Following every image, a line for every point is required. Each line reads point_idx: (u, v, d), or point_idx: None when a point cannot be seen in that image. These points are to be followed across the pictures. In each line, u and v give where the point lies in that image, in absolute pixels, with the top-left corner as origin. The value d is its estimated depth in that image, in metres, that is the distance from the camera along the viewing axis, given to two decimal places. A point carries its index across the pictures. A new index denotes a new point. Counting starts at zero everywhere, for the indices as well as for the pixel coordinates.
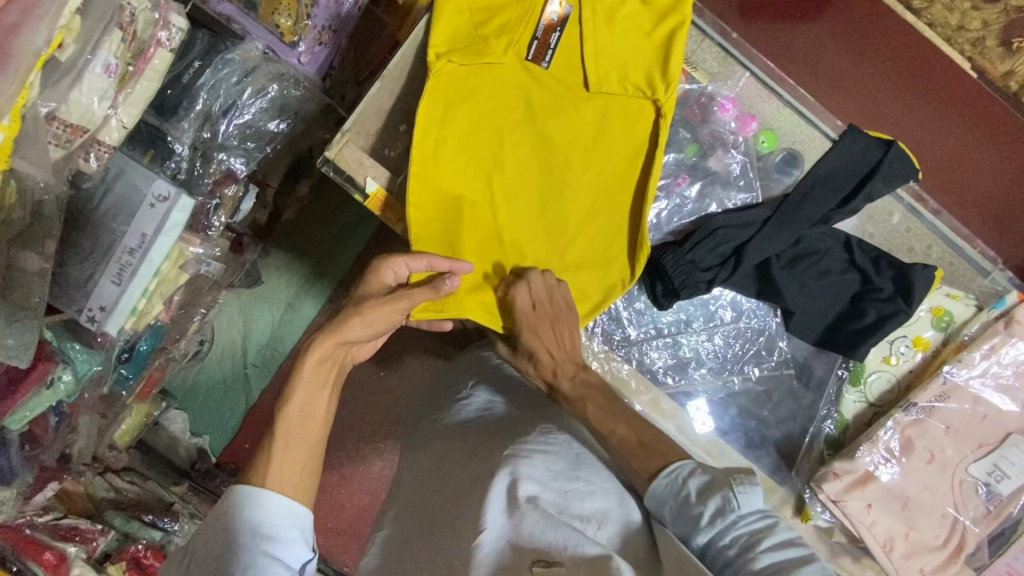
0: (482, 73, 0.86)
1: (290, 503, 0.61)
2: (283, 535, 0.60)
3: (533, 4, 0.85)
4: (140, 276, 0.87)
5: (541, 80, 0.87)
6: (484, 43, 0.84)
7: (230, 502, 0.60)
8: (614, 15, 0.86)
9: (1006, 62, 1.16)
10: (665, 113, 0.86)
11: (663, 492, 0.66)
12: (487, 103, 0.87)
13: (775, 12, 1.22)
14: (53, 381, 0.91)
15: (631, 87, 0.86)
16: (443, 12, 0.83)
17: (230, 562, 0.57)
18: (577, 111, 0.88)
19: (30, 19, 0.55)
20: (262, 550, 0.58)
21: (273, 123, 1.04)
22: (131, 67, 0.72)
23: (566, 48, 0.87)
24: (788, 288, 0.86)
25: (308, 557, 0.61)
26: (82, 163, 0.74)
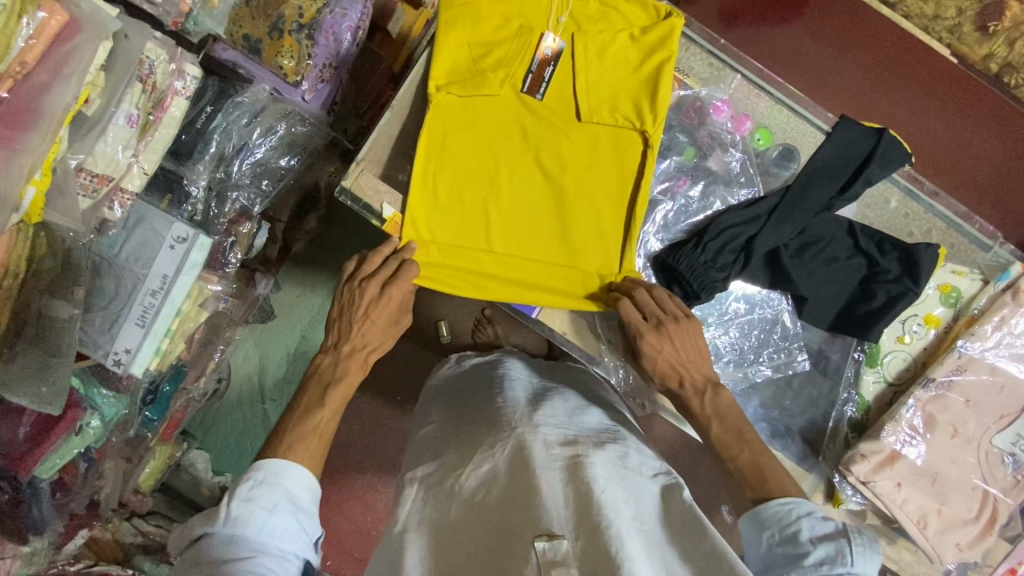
0: (479, 105, 0.90)
1: (310, 480, 0.67)
2: (308, 508, 0.65)
3: (529, 39, 0.89)
4: (163, 315, 0.91)
5: (535, 112, 0.91)
6: (482, 77, 0.88)
7: (266, 470, 0.65)
8: (606, 49, 0.90)
9: (984, 46, 1.15)
10: (650, 142, 0.89)
11: (772, 515, 0.67)
12: (483, 134, 0.91)
13: (756, 17, 1.28)
14: (82, 428, 0.93)
15: (621, 117, 0.90)
16: (443, 50, 0.89)
17: (253, 534, 0.60)
18: (569, 141, 0.91)
19: (59, 78, 0.58)
20: (292, 517, 0.63)
21: (284, 159, 1.07)
22: (151, 116, 0.74)
23: (559, 81, 0.91)
24: (797, 277, 0.87)
25: (320, 535, 0.66)
26: (107, 213, 0.77)
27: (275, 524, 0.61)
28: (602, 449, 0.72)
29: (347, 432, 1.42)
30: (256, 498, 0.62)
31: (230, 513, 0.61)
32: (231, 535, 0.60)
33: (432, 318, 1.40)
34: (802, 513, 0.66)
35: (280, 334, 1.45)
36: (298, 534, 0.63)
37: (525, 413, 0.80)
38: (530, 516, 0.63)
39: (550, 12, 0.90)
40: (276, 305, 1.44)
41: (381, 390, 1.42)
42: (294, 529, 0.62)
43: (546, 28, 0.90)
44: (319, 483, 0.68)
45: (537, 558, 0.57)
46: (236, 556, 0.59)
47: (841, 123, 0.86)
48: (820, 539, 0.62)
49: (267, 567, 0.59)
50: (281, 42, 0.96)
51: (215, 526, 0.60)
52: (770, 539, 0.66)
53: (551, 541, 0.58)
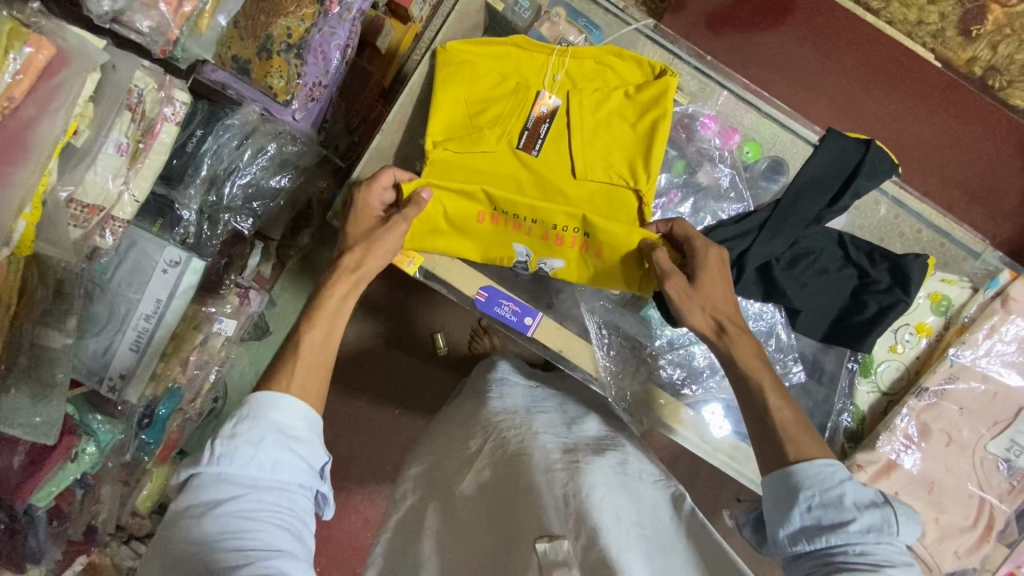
0: (476, 161, 0.91)
1: (305, 409, 0.65)
2: (303, 436, 0.64)
3: (525, 98, 0.91)
4: (157, 341, 0.92)
5: (531, 167, 0.91)
6: (478, 133, 0.90)
7: (251, 406, 0.63)
8: (600, 106, 0.91)
9: (968, 49, 1.14)
10: (645, 203, 0.89)
11: (812, 475, 0.63)
12: (480, 186, 0.91)
13: (743, 24, 1.29)
14: (77, 454, 0.92)
15: (616, 175, 0.90)
16: (440, 106, 0.89)
17: (242, 472, 0.59)
18: (565, 196, 0.91)
19: (47, 111, 0.58)
20: (287, 448, 0.61)
21: (275, 179, 1.07)
22: (141, 143, 0.74)
23: (555, 138, 0.91)
24: (790, 292, 0.88)
25: (325, 460, 0.65)
26: (98, 240, 0.76)
27: (266, 458, 0.60)
28: (600, 456, 0.74)
29: (345, 448, 1.41)
30: (241, 435, 0.60)
31: (214, 453, 0.60)
32: (219, 473, 0.59)
33: (427, 330, 1.40)
34: (844, 477, 0.62)
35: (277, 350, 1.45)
36: (296, 464, 0.62)
37: (523, 420, 0.83)
38: (527, 524, 0.63)
39: (546, 70, 0.91)
40: (271, 322, 1.44)
41: (379, 406, 1.42)
42: (290, 459, 0.61)
43: (541, 86, 0.91)
44: (316, 413, 0.67)
45: (539, 559, 0.56)
46: (229, 492, 0.59)
47: (828, 137, 0.87)
48: (866, 505, 0.59)
49: (267, 501, 0.59)
50: (269, 63, 0.94)
51: (202, 467, 0.59)
52: (807, 501, 0.62)
53: (551, 542, 0.57)
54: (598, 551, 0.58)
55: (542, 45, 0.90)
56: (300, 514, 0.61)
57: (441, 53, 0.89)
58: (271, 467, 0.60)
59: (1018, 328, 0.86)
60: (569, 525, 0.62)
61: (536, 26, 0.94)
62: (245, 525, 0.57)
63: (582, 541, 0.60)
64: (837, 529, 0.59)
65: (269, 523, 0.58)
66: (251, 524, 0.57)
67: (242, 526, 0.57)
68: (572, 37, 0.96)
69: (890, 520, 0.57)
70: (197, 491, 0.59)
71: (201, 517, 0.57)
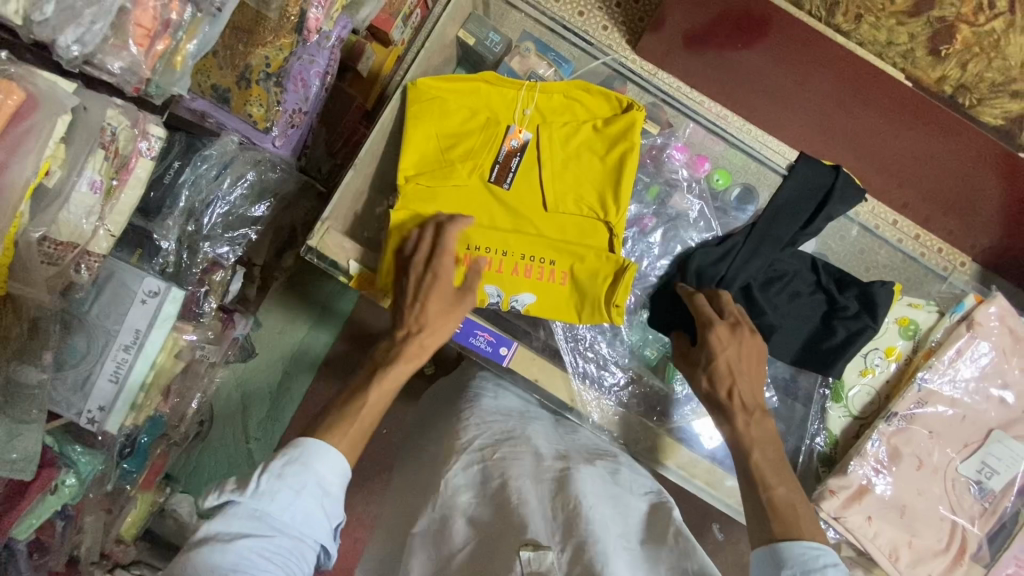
0: (449, 194, 0.92)
1: (342, 465, 0.69)
2: (335, 492, 0.68)
3: (496, 132, 0.93)
4: (136, 371, 0.91)
5: (503, 200, 0.92)
6: (450, 168, 0.91)
7: (300, 450, 0.67)
8: (569, 140, 0.94)
9: (938, 69, 1.08)
10: (616, 234, 0.91)
11: (795, 558, 0.63)
12: (454, 217, 0.91)
13: (717, 44, 1.32)
14: (58, 486, 0.93)
15: (586, 208, 0.92)
16: (412, 141, 0.91)
17: (274, 515, 0.63)
18: (537, 228, 0.92)
19: (17, 154, 0.58)
20: (318, 501, 0.66)
21: (255, 208, 1.09)
22: (115, 180, 0.73)
23: (526, 171, 0.93)
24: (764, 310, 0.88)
25: (341, 521, 0.69)
26: (74, 275, 0.75)
27: (300, 506, 0.64)
28: (591, 467, 0.76)
29: None
30: (287, 476, 0.65)
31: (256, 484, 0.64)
32: (258, 509, 0.63)
33: None
34: (827, 562, 0.63)
35: (262, 373, 1.45)
36: (320, 518, 0.66)
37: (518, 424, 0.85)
38: (516, 523, 0.66)
39: (516, 105, 0.94)
40: (257, 344, 1.43)
41: None
42: (317, 514, 0.65)
43: (512, 120, 0.94)
44: (350, 470, 0.71)
45: (522, 566, 0.60)
46: (258, 528, 0.63)
47: (796, 167, 0.88)
48: None
49: (286, 546, 0.63)
50: (249, 91, 0.95)
51: (244, 497, 0.63)
52: None
53: (535, 551, 0.61)
54: (586, 556, 0.62)
55: (512, 81, 0.94)
56: (305, 566, 0.65)
57: (413, 89, 0.91)
58: (303, 515, 0.65)
59: (982, 353, 0.86)
60: (558, 535, 0.65)
61: (507, 59, 0.97)
62: (262, 566, 0.61)
63: (567, 553, 0.63)
64: None
65: (281, 570, 0.62)
66: (265, 567, 0.61)
67: (257, 566, 0.61)
68: (542, 70, 0.98)
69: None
70: (230, 519, 0.63)
71: (223, 546, 0.61)
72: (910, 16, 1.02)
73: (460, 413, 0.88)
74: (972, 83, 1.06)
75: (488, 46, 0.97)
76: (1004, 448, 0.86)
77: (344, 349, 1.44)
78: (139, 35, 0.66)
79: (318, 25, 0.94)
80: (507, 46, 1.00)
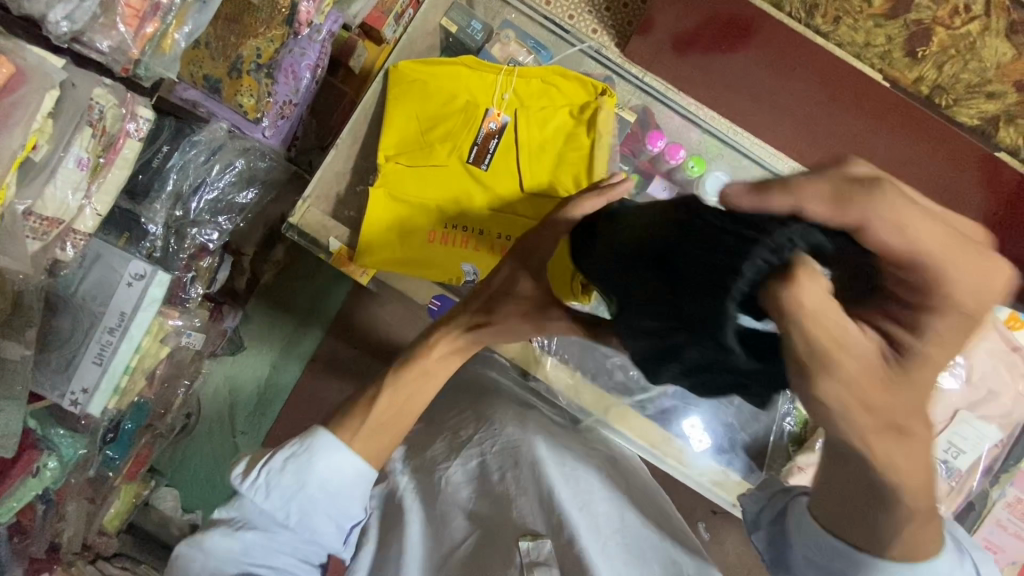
0: (428, 172, 0.96)
1: (358, 466, 0.65)
2: (347, 492, 0.65)
3: (474, 115, 0.96)
4: (121, 353, 0.92)
5: (481, 180, 0.96)
6: (430, 149, 0.96)
7: (307, 448, 0.64)
8: (547, 123, 0.97)
9: (914, 69, 1.09)
10: None
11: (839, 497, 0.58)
12: (434, 195, 0.96)
13: (704, 47, 1.34)
14: (40, 469, 0.92)
15: (562, 188, 0.96)
16: (392, 123, 0.96)
17: (279, 515, 0.62)
18: (514, 208, 0.96)
19: (3, 127, 0.60)
20: (321, 507, 0.63)
21: (243, 195, 1.08)
22: (102, 158, 0.75)
23: (504, 152, 0.97)
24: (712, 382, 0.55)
25: (359, 518, 0.67)
26: (59, 253, 0.78)
27: (303, 512, 0.62)
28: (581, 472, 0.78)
29: None
30: (289, 479, 0.62)
31: (264, 476, 0.62)
32: (261, 508, 0.62)
33: None
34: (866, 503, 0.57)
35: (250, 366, 1.45)
36: (327, 522, 0.64)
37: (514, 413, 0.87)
38: (516, 516, 0.73)
39: (495, 89, 0.97)
40: (245, 337, 1.44)
41: None
42: (323, 518, 0.64)
43: (490, 104, 0.97)
44: (368, 467, 0.67)
45: (522, 558, 0.66)
46: (264, 525, 0.63)
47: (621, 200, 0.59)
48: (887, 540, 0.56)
49: (291, 543, 0.63)
50: (240, 82, 0.99)
51: (247, 495, 0.62)
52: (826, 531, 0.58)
53: (534, 541, 0.68)
54: (576, 549, 0.68)
55: (490, 66, 0.97)
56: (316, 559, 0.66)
57: (394, 72, 0.95)
58: (313, 513, 0.63)
59: None
60: (543, 521, 0.72)
61: (488, 46, 1.00)
62: (269, 559, 0.62)
63: (561, 542, 0.69)
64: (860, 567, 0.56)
65: (287, 562, 0.63)
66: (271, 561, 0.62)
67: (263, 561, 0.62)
68: (521, 57, 1.01)
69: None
70: (239, 514, 0.63)
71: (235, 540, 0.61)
72: (887, 18, 1.02)
73: (462, 406, 0.92)
74: (947, 84, 1.07)
75: (469, 33, 0.98)
76: (969, 428, 0.92)
77: (334, 341, 1.46)
78: (128, 15, 0.67)
79: (309, 18, 0.97)
80: (489, 33, 1.01)
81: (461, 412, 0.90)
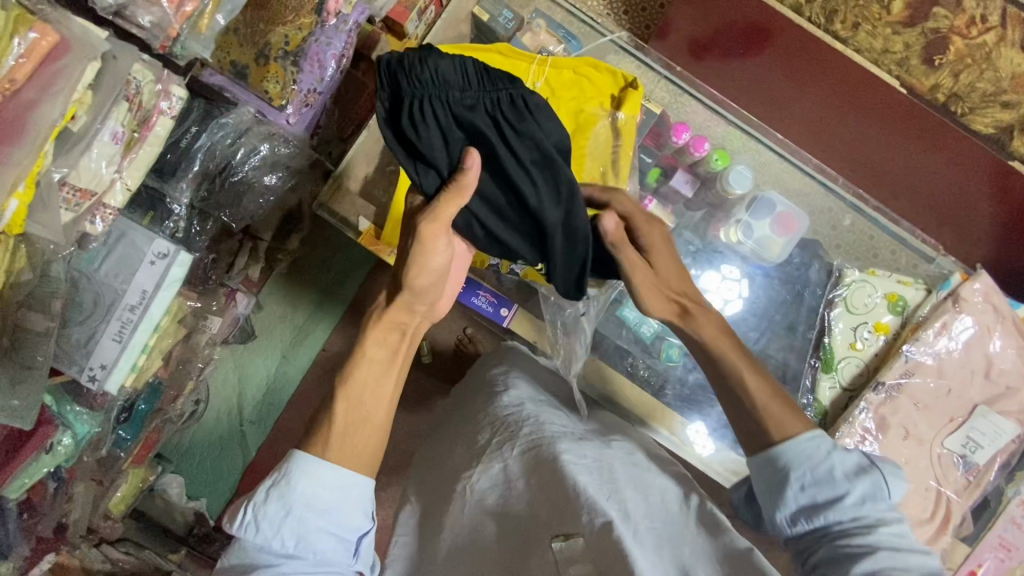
0: None
1: (352, 477, 0.65)
2: (344, 505, 0.64)
3: None
4: (140, 331, 0.92)
5: None
6: None
7: (289, 470, 0.63)
8: (577, 114, 0.97)
9: (930, 77, 1.10)
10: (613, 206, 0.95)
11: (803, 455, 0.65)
12: None
13: (723, 52, 1.34)
14: (53, 446, 0.92)
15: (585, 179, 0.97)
16: None
17: (277, 543, 0.61)
18: None
19: (46, 95, 0.61)
20: (316, 527, 0.62)
21: (267, 177, 1.11)
22: (136, 134, 0.77)
23: None
24: (542, 125, 0.75)
25: (366, 528, 0.65)
26: (88, 227, 0.79)
27: (299, 534, 0.62)
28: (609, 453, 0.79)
29: None
30: (273, 504, 0.62)
31: (251, 511, 0.62)
32: (258, 544, 0.62)
33: None
34: (829, 450, 0.65)
35: (261, 354, 1.45)
36: (329, 541, 0.63)
37: (531, 412, 0.87)
38: (547, 517, 0.71)
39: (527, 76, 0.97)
40: (257, 326, 1.44)
41: None
42: (324, 540, 0.62)
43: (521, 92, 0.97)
44: (362, 477, 0.66)
45: (556, 556, 0.66)
46: (265, 561, 0.62)
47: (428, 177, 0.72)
48: (854, 475, 0.63)
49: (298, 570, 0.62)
50: (266, 68, 0.98)
51: (240, 532, 0.62)
52: (798, 480, 0.65)
53: (566, 542, 0.67)
54: (614, 534, 0.64)
55: (524, 54, 0.97)
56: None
57: None
58: (309, 535, 0.62)
59: (967, 327, 0.95)
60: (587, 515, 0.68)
61: (519, 34, 1.02)
62: None
63: (595, 528, 0.66)
64: (831, 504, 0.63)
65: None
66: None
67: None
68: (552, 46, 1.04)
69: (880, 484, 0.63)
70: (241, 553, 0.63)
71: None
72: (905, 25, 1.08)
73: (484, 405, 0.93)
74: (965, 91, 1.08)
75: (501, 22, 1.02)
76: (987, 422, 0.93)
77: (348, 330, 1.47)
78: None
79: (338, 9, 1.00)
80: (520, 23, 1.05)
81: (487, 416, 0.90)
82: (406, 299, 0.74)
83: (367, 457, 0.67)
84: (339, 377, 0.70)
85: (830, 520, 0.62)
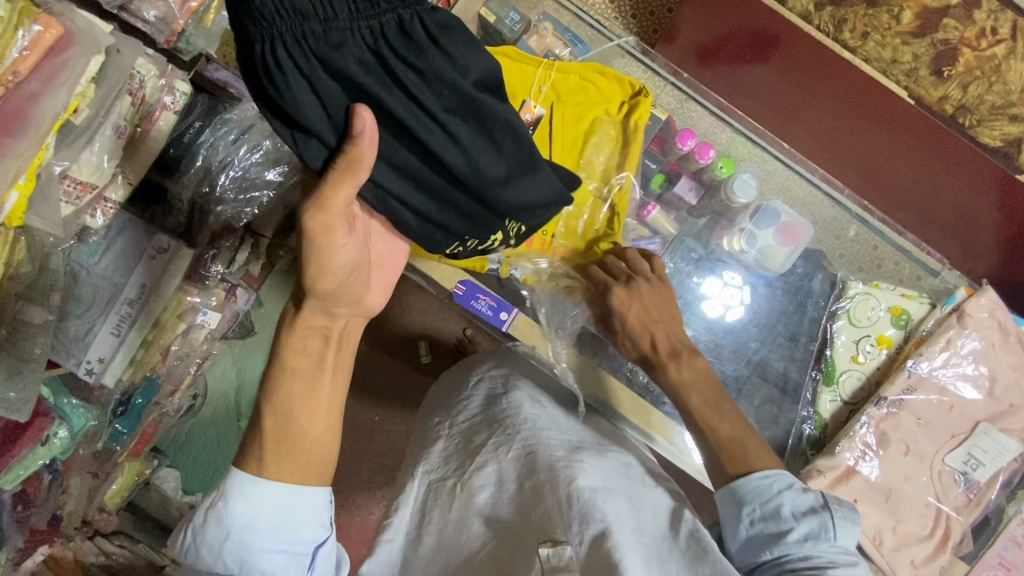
0: None
1: (292, 493, 0.68)
2: (288, 520, 0.68)
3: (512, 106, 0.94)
4: (139, 325, 0.93)
5: None
6: None
7: (221, 495, 0.67)
8: (582, 119, 0.98)
9: (939, 88, 1.08)
10: (618, 211, 1.00)
11: (755, 490, 0.71)
12: None
13: (734, 56, 1.30)
14: (48, 438, 0.89)
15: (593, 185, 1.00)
16: None
17: (223, 557, 0.66)
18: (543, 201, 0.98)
19: (48, 88, 0.60)
20: (256, 545, 0.66)
21: (268, 173, 1.08)
22: (138, 128, 0.76)
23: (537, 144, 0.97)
24: (450, 53, 0.61)
25: (320, 538, 0.70)
26: (88, 219, 0.78)
27: (239, 552, 0.66)
28: (604, 458, 0.79)
29: None
30: (209, 527, 0.66)
31: (191, 538, 0.68)
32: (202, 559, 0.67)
33: (411, 336, 1.39)
34: (782, 487, 0.71)
35: (259, 350, 1.45)
36: (273, 557, 0.67)
37: (530, 416, 0.85)
38: (539, 517, 0.72)
39: (533, 81, 0.96)
40: (255, 321, 1.43)
41: (356, 411, 1.38)
42: (267, 556, 0.66)
43: (528, 95, 0.95)
44: (304, 489, 0.69)
45: (543, 563, 0.64)
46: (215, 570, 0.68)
47: (311, 143, 0.60)
48: (803, 514, 0.68)
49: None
50: None
51: (186, 547, 0.68)
52: (749, 514, 0.70)
53: (553, 548, 0.66)
54: (608, 544, 0.65)
55: (530, 58, 0.95)
56: None
57: None
58: (251, 556, 0.66)
59: (973, 343, 0.94)
60: (574, 526, 0.69)
61: (526, 38, 1.03)
62: None
63: (585, 545, 0.67)
64: (777, 538, 0.67)
65: None
66: None
67: None
68: (558, 49, 1.04)
69: (827, 526, 0.66)
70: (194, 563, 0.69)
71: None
72: (916, 35, 1.05)
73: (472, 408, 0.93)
74: (973, 104, 1.07)
75: (508, 24, 1.01)
76: (989, 440, 0.92)
77: None
78: None
79: None
80: (527, 25, 1.04)
81: (473, 420, 0.90)
82: (318, 303, 0.72)
83: (312, 470, 0.70)
84: (265, 393, 0.71)
85: (786, 554, 0.66)
